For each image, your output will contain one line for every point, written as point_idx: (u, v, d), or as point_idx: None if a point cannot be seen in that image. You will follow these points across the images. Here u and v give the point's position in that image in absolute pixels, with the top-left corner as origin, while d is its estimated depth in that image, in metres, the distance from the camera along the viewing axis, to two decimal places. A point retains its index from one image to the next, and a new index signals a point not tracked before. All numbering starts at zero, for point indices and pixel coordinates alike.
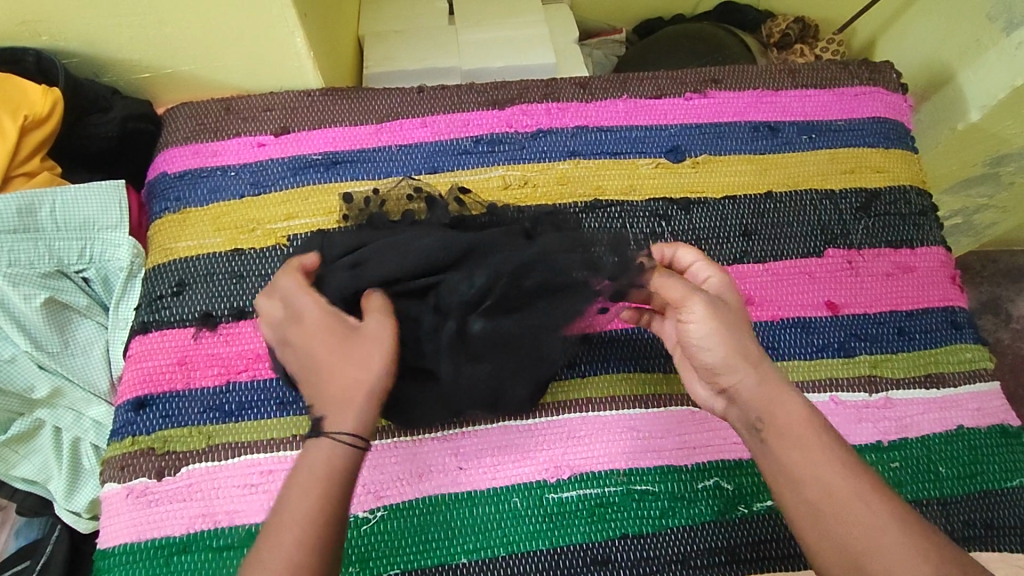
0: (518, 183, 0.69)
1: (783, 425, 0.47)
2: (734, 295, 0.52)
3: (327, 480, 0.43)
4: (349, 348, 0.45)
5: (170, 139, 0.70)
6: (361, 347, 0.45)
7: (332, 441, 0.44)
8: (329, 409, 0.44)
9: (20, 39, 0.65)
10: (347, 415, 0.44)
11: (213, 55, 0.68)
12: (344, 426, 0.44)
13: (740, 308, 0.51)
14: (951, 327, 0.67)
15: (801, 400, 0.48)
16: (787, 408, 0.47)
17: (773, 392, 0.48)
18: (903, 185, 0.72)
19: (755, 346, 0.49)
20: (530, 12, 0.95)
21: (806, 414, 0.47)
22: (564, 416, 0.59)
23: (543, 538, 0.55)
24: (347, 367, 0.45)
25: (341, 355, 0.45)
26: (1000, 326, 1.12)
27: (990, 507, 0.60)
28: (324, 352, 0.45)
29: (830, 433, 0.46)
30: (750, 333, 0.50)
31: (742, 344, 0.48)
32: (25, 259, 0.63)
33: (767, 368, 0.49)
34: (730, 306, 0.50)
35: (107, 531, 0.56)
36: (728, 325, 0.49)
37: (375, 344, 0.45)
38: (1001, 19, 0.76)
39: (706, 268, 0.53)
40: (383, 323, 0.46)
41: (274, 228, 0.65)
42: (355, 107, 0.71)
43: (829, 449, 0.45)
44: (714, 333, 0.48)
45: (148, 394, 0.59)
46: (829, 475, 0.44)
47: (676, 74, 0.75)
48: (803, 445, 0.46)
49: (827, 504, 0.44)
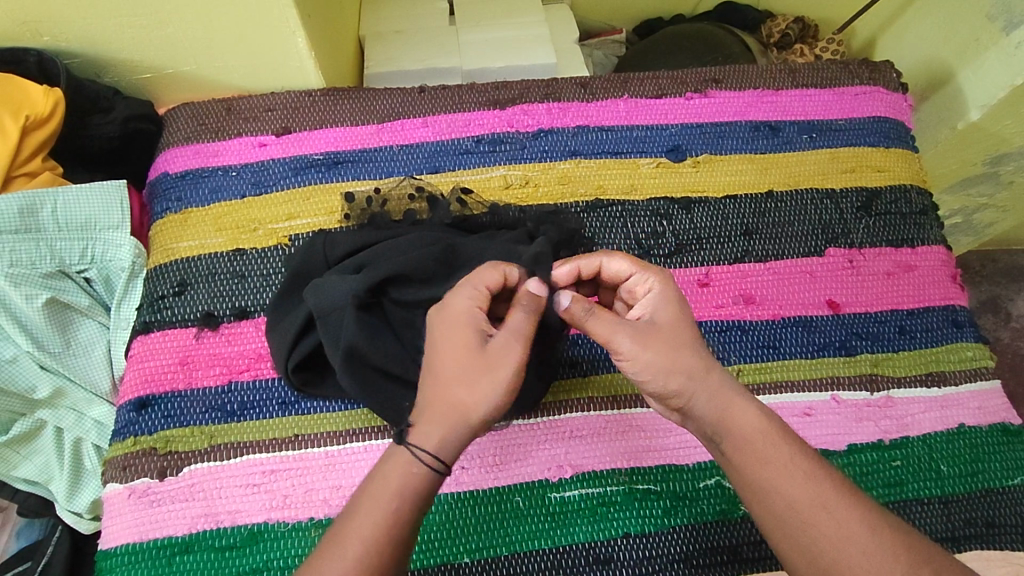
0: (519, 183, 0.69)
1: (741, 438, 0.45)
2: (674, 303, 0.49)
3: (397, 499, 0.42)
4: (472, 364, 0.44)
5: (171, 139, 0.70)
6: (480, 371, 0.44)
7: (411, 453, 0.43)
8: (422, 417, 0.44)
9: (21, 39, 0.65)
10: (434, 435, 0.43)
11: (215, 55, 0.68)
12: (427, 444, 0.43)
13: (681, 317, 0.49)
14: (951, 326, 0.67)
15: (754, 405, 0.47)
16: (740, 417, 0.46)
17: (726, 404, 0.46)
18: (903, 184, 0.72)
19: (701, 354, 0.47)
20: (530, 13, 0.96)
21: (761, 418, 0.46)
22: (565, 416, 0.59)
23: (545, 537, 0.55)
24: (459, 382, 0.44)
25: (458, 366, 0.44)
26: (1000, 325, 1.12)
27: (992, 505, 0.60)
28: (447, 352, 0.45)
29: (784, 437, 0.45)
30: (694, 344, 0.48)
31: (685, 361, 0.46)
32: (26, 259, 0.63)
33: (716, 378, 0.47)
34: (668, 322, 0.48)
35: (109, 531, 0.55)
36: (666, 347, 0.47)
37: (493, 374, 0.44)
38: (1001, 19, 0.76)
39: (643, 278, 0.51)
40: (514, 352, 0.45)
41: (275, 228, 0.66)
42: (356, 107, 0.71)
43: (787, 456, 0.44)
44: (653, 361, 0.46)
45: (150, 394, 0.59)
46: (793, 485, 0.43)
47: (677, 74, 0.75)
48: (762, 453, 0.45)
49: (795, 517, 0.43)
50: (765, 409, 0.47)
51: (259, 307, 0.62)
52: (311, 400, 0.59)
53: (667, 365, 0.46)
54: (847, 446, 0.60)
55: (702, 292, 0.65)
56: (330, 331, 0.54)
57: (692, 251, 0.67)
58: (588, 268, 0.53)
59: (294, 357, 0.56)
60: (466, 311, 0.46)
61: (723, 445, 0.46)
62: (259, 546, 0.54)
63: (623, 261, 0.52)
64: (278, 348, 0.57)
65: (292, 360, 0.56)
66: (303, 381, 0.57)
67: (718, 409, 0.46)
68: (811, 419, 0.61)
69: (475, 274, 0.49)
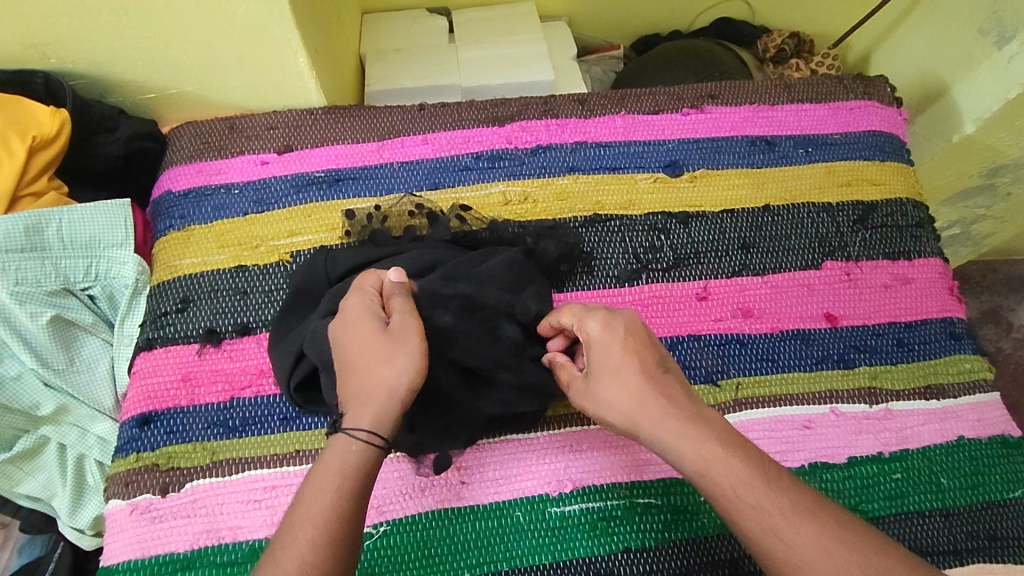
0: (518, 199, 0.69)
1: (688, 472, 0.45)
2: (608, 346, 0.49)
3: (342, 476, 0.43)
4: (381, 346, 0.46)
5: (174, 158, 0.70)
6: (390, 350, 0.46)
7: (346, 436, 0.44)
8: (350, 403, 0.45)
9: (29, 61, 0.66)
10: (364, 414, 0.44)
11: (218, 75, 0.69)
12: (359, 423, 0.44)
13: (614, 364, 0.48)
14: (949, 338, 0.67)
15: (693, 439, 0.45)
16: (680, 458, 0.45)
17: (664, 441, 0.46)
18: (899, 197, 0.73)
19: (632, 396, 0.47)
20: (529, 31, 0.97)
21: (700, 448, 0.45)
22: (564, 430, 0.60)
23: (546, 552, 0.56)
24: (375, 363, 0.46)
25: (370, 349, 0.46)
26: (1002, 336, 1.12)
27: (994, 518, 0.60)
28: (356, 343, 0.47)
29: (737, 453, 0.45)
30: (624, 388, 0.47)
31: (613, 410, 0.48)
32: (32, 277, 0.64)
33: (655, 415, 0.46)
34: (603, 372, 0.49)
35: (111, 548, 0.56)
36: (604, 396, 0.48)
37: (402, 346, 0.46)
38: (993, 33, 0.78)
39: (583, 321, 0.51)
40: (410, 325, 0.47)
41: (277, 244, 0.66)
42: (357, 125, 0.72)
43: (739, 478, 0.44)
44: (600, 409, 0.49)
45: (153, 410, 0.60)
46: (790, 534, 0.42)
47: (673, 90, 0.76)
48: (709, 487, 0.44)
49: (786, 535, 0.42)
50: (711, 427, 0.46)
51: (260, 324, 0.63)
52: (311, 416, 0.60)
53: (602, 416, 0.49)
54: (847, 459, 0.61)
55: (701, 306, 0.65)
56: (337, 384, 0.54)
57: (690, 266, 0.67)
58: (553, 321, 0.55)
59: (296, 377, 0.56)
60: (358, 308, 0.48)
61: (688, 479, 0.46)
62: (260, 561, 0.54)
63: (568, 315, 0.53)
64: (280, 367, 0.58)
65: (293, 380, 0.56)
66: (306, 399, 0.58)
67: (662, 448, 0.46)
68: (811, 432, 0.61)
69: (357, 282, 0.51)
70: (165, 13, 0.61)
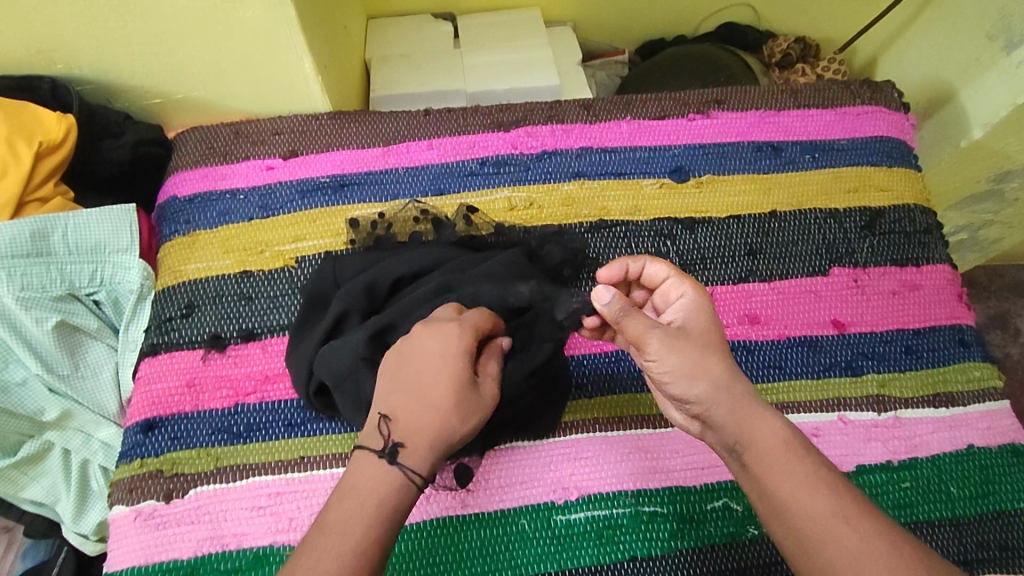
0: (524, 205, 0.69)
1: (761, 450, 0.45)
2: (705, 312, 0.50)
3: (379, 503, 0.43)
4: (466, 402, 0.46)
5: (180, 163, 0.70)
6: (472, 408, 0.46)
7: (404, 475, 0.43)
8: (413, 438, 0.44)
9: (36, 67, 0.66)
10: (424, 458, 0.44)
11: (225, 80, 0.70)
12: (418, 466, 0.44)
13: (712, 328, 0.49)
14: (958, 345, 0.67)
15: (777, 419, 0.46)
16: (759, 434, 0.45)
17: (742, 416, 0.46)
18: (907, 204, 0.73)
19: (725, 367, 0.47)
20: (533, 36, 0.97)
21: (785, 430, 0.45)
22: (571, 436, 0.59)
23: (552, 561, 0.55)
24: (456, 411, 0.45)
25: (457, 398, 0.45)
26: (1009, 341, 1.12)
27: (1005, 528, 0.59)
28: (443, 382, 0.45)
29: (796, 456, 0.44)
30: (722, 354, 0.47)
31: (711, 366, 0.46)
32: (37, 282, 0.63)
33: (741, 390, 0.46)
34: (697, 333, 0.48)
35: (114, 554, 0.55)
36: (696, 352, 0.47)
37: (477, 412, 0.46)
38: (1002, 38, 0.77)
39: (679, 283, 0.52)
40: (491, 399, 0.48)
41: (282, 250, 0.66)
42: (363, 131, 0.71)
43: (801, 480, 0.43)
44: (683, 363, 0.46)
45: (157, 416, 0.59)
46: (838, 543, 0.41)
47: (679, 95, 0.76)
48: (785, 463, 0.44)
49: (810, 536, 0.42)
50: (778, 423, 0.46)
51: (266, 329, 0.63)
52: (317, 421, 0.59)
53: (691, 371, 0.46)
54: (854, 468, 0.60)
55: None
56: (347, 401, 0.54)
57: (696, 272, 0.67)
58: (635, 270, 0.54)
59: (312, 385, 0.56)
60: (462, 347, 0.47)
61: (742, 458, 0.45)
62: (264, 569, 0.54)
63: (666, 266, 0.53)
64: (298, 372, 0.57)
65: (311, 385, 0.56)
66: (326, 405, 0.58)
67: (738, 424, 0.45)
68: (817, 440, 0.61)
69: (470, 315, 0.50)
70: (173, 18, 0.61)
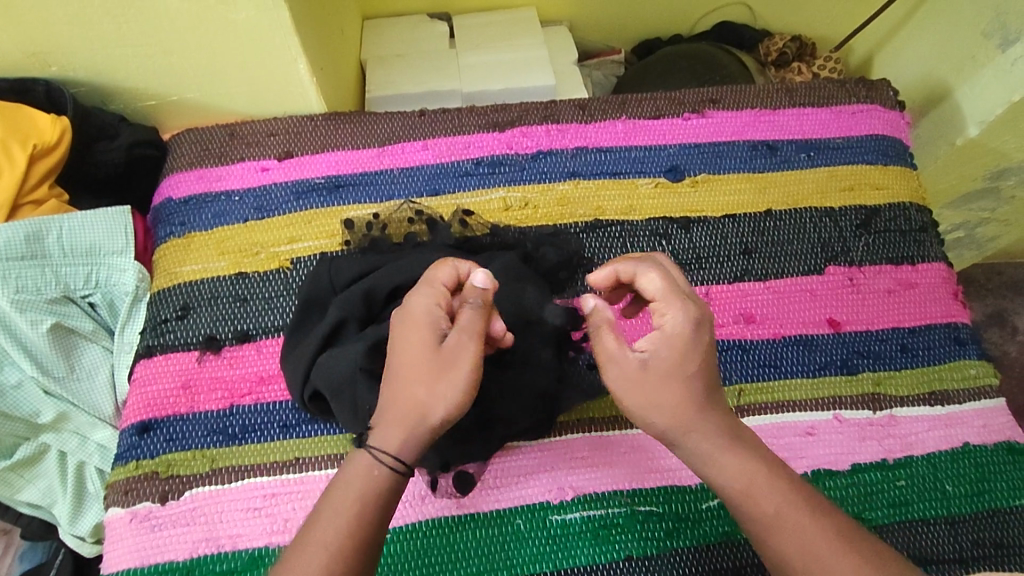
0: (519, 205, 0.69)
1: (721, 486, 0.45)
2: (680, 346, 0.45)
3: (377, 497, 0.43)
4: (426, 366, 0.44)
5: (175, 165, 0.70)
6: (433, 371, 0.44)
7: (372, 457, 0.44)
8: (382, 419, 0.45)
9: (30, 69, 0.66)
10: (394, 436, 0.44)
11: (219, 81, 0.69)
12: (387, 446, 0.44)
13: (681, 367, 0.45)
14: (954, 343, 0.67)
15: (744, 454, 0.45)
16: (722, 474, 0.45)
17: (703, 456, 0.45)
18: (903, 202, 0.72)
19: (683, 409, 0.45)
20: (529, 36, 0.97)
21: (747, 466, 0.45)
22: (567, 436, 0.59)
23: (547, 560, 0.55)
24: (418, 379, 0.44)
25: (415, 366, 0.45)
26: (1007, 339, 1.12)
27: (1001, 526, 0.59)
28: (405, 355, 0.45)
29: (776, 476, 0.45)
30: (683, 393, 0.45)
31: (665, 407, 0.45)
32: (32, 285, 0.64)
33: (702, 431, 0.45)
34: (661, 371, 0.45)
35: (110, 556, 0.56)
36: (651, 393, 0.45)
37: (448, 374, 0.44)
38: (997, 36, 0.77)
39: (664, 305, 0.47)
40: (466, 352, 0.45)
41: (277, 251, 0.66)
42: (358, 131, 0.71)
43: (783, 498, 0.44)
44: (636, 401, 0.45)
45: (153, 418, 0.59)
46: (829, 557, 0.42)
47: (674, 95, 0.76)
48: (748, 508, 0.44)
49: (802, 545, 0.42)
50: (751, 449, 0.46)
51: (261, 331, 0.63)
52: (313, 423, 0.59)
53: (645, 410, 0.45)
54: (850, 466, 0.60)
55: None
56: (344, 407, 0.54)
57: (691, 272, 0.67)
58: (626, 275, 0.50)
59: (308, 391, 0.56)
60: (422, 314, 0.46)
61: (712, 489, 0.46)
62: (259, 570, 0.54)
63: (656, 282, 0.48)
64: (292, 377, 0.57)
65: (306, 391, 0.56)
66: (321, 409, 0.57)
67: (700, 463, 0.45)
68: (813, 438, 0.61)
69: (431, 274, 0.49)
70: (166, 21, 0.61)
